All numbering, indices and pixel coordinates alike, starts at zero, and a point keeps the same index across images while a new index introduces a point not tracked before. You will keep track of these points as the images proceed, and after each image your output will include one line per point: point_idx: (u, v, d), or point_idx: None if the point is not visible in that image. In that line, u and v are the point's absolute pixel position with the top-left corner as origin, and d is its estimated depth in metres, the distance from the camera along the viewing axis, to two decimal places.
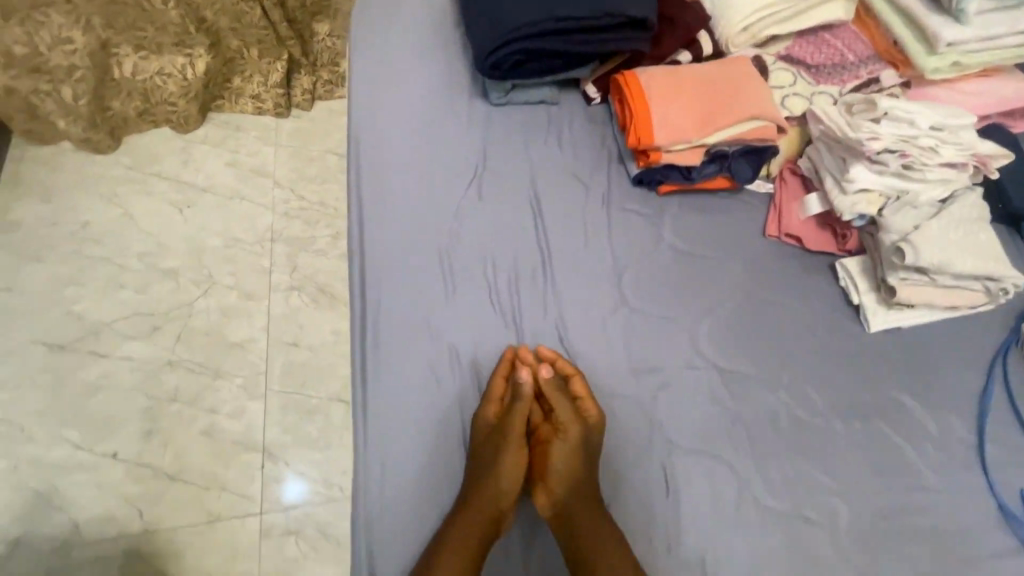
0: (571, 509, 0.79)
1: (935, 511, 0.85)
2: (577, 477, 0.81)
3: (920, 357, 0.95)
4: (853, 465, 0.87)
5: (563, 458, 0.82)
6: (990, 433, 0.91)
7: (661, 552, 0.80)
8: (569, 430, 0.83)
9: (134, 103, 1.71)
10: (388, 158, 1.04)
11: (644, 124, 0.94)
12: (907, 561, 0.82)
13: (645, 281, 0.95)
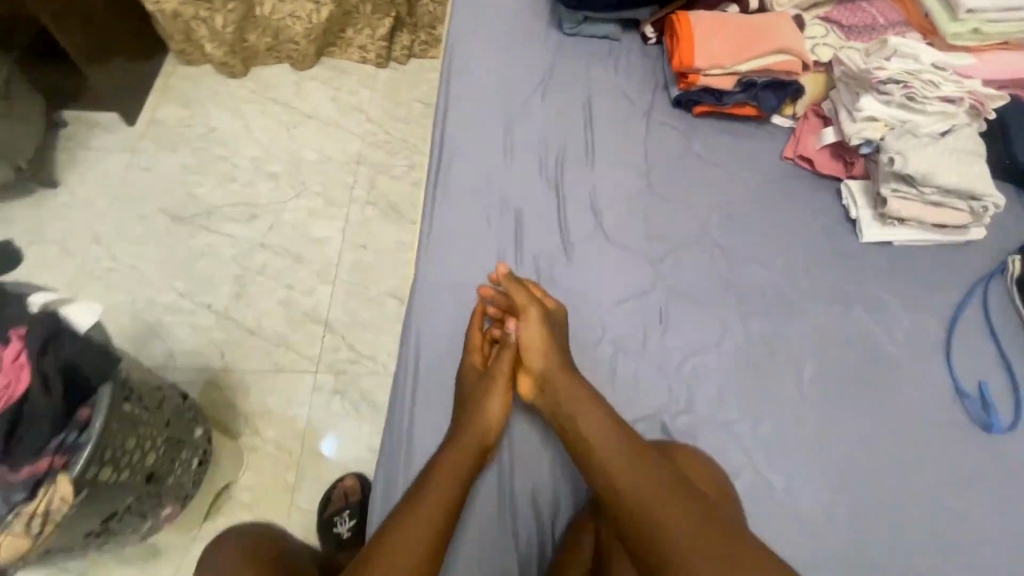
0: (552, 387, 0.81)
1: (918, 408, 0.88)
2: (545, 355, 0.82)
3: (930, 279, 0.98)
4: (839, 357, 0.91)
5: (528, 340, 0.83)
6: (982, 352, 0.93)
7: (645, 390, 0.83)
8: (527, 311, 0.85)
9: (266, 39, 2.03)
10: (472, 49, 1.15)
11: (687, 47, 1.03)
12: (875, 443, 0.85)
13: (669, 174, 1.03)
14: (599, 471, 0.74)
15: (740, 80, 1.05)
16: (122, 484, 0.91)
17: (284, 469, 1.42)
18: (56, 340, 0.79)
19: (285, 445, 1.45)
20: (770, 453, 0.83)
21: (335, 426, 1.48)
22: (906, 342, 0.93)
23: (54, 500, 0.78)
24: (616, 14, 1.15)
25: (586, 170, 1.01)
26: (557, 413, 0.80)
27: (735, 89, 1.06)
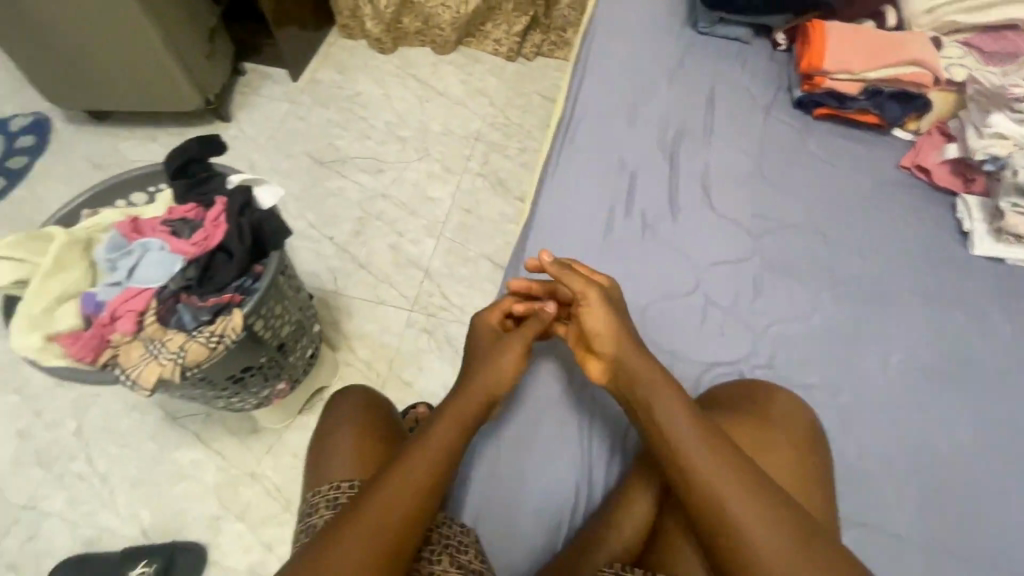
0: (621, 367, 0.81)
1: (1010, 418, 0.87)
2: (614, 339, 0.83)
3: None
4: (929, 355, 0.92)
5: (594, 325, 0.84)
6: None
7: (731, 336, 0.88)
8: (585, 295, 0.86)
9: (417, 23, 2.28)
10: (611, 36, 1.28)
11: (819, 49, 1.10)
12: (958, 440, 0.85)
13: (780, 162, 1.09)
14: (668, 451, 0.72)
15: (866, 88, 1.11)
16: (263, 340, 1.08)
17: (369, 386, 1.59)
18: (249, 208, 1.01)
19: (374, 367, 1.62)
20: (847, 423, 0.85)
21: (419, 359, 1.63)
22: (1003, 353, 0.92)
23: (227, 328, 0.93)
24: (750, 19, 1.24)
25: (700, 148, 1.10)
26: (635, 397, 0.79)
27: (860, 96, 1.11)
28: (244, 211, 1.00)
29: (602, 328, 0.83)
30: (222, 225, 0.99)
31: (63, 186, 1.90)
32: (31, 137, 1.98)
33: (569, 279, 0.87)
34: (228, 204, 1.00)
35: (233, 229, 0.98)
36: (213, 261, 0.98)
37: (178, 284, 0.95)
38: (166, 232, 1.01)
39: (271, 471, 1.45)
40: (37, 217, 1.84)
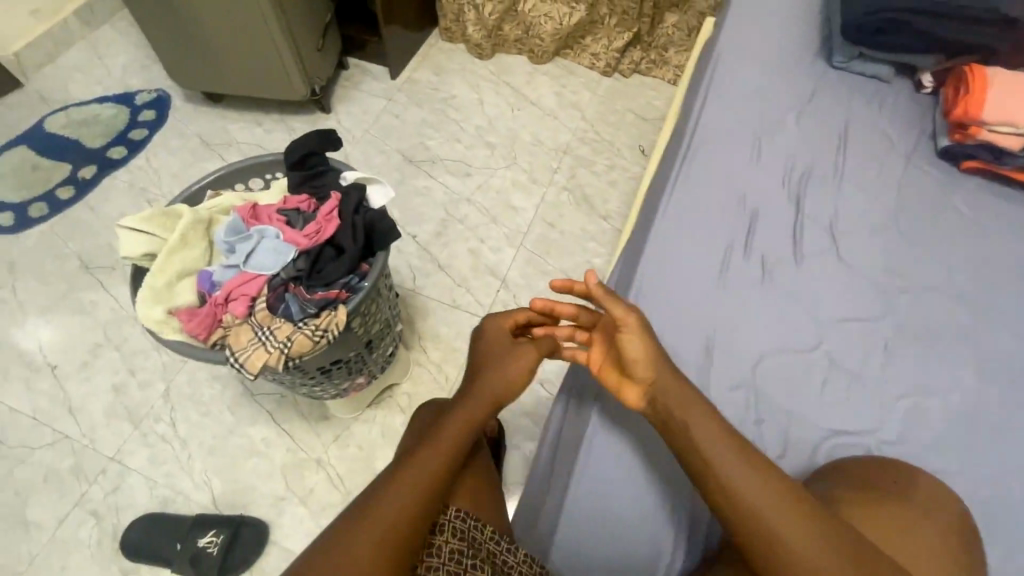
0: (659, 398, 0.76)
1: None
2: (651, 367, 0.77)
3: None
4: None
5: (631, 352, 0.78)
6: None
7: (852, 408, 0.81)
8: (625, 322, 0.80)
9: (517, 31, 2.29)
10: (736, 65, 1.22)
11: (977, 98, 1.01)
12: None
13: (919, 218, 1.00)
14: (726, 502, 0.67)
15: None
16: (354, 336, 1.10)
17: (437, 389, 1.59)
18: (362, 208, 1.03)
19: (444, 370, 1.62)
20: (1001, 521, 0.73)
21: None
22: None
23: (332, 323, 0.95)
24: (895, 57, 1.15)
25: (829, 193, 1.03)
26: (673, 429, 0.73)
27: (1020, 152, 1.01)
28: (358, 211, 1.02)
29: (640, 356, 0.77)
30: (337, 221, 1.01)
31: (175, 161, 2.03)
32: (152, 112, 2.12)
33: (610, 303, 0.81)
34: (344, 202, 1.03)
35: (347, 227, 1.01)
36: (325, 255, 1.00)
37: (290, 275, 0.97)
38: (282, 222, 1.04)
39: (336, 461, 1.48)
40: (150, 188, 1.97)
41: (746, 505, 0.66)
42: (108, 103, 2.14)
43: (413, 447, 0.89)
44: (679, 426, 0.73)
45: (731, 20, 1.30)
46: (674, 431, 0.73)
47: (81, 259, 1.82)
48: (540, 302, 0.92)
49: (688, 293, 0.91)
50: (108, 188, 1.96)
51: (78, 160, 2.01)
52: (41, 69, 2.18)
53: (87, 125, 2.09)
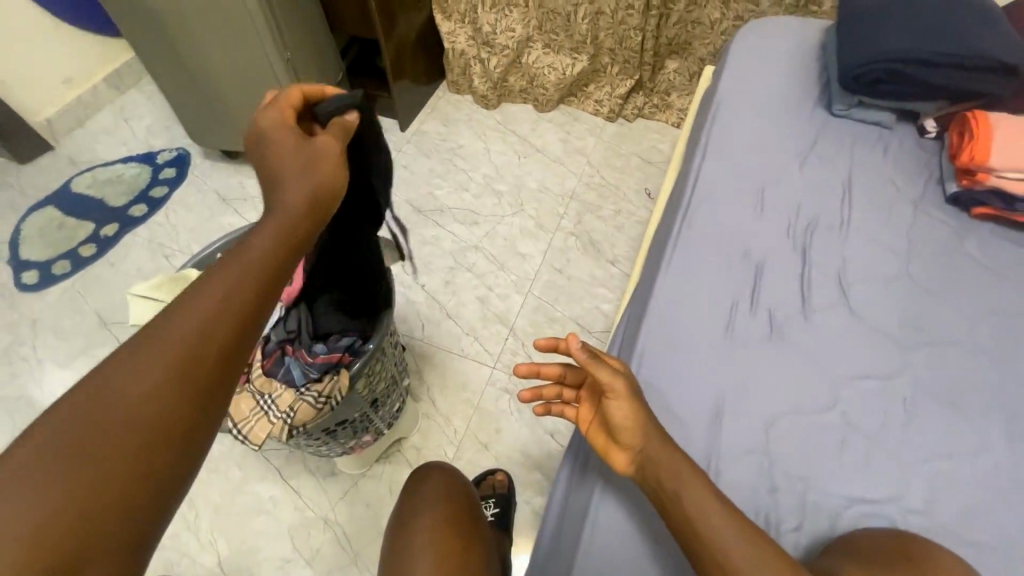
0: (646, 464, 0.74)
1: None
2: (640, 431, 0.75)
3: None
4: None
5: (621, 420, 0.76)
6: None
7: (872, 470, 0.77)
8: (614, 388, 0.77)
9: (522, 82, 2.36)
10: (737, 115, 1.22)
11: (983, 146, 0.99)
12: None
13: (933, 265, 0.97)
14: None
15: None
16: (358, 397, 1.10)
17: (446, 442, 1.57)
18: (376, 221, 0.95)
19: (452, 423, 1.60)
20: None
21: (497, 420, 1.59)
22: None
23: (334, 389, 0.96)
24: (896, 105, 1.15)
25: (837, 241, 1.01)
26: (664, 495, 0.71)
27: None
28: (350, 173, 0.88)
29: (629, 422, 0.75)
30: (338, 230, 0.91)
31: (192, 217, 2.10)
32: (172, 170, 2.21)
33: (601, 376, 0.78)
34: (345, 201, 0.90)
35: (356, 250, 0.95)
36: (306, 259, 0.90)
37: (282, 337, 1.00)
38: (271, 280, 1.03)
39: (343, 518, 1.45)
40: (168, 244, 2.03)
41: None
42: (132, 163, 2.23)
43: (406, 521, 0.86)
44: (662, 482, 0.71)
45: (729, 72, 1.32)
46: (668, 498, 0.70)
47: (100, 314, 1.86)
48: (519, 367, 0.87)
49: (693, 350, 0.89)
50: (128, 245, 2.03)
51: (101, 219, 2.08)
52: (72, 132, 2.30)
53: (111, 184, 2.18)
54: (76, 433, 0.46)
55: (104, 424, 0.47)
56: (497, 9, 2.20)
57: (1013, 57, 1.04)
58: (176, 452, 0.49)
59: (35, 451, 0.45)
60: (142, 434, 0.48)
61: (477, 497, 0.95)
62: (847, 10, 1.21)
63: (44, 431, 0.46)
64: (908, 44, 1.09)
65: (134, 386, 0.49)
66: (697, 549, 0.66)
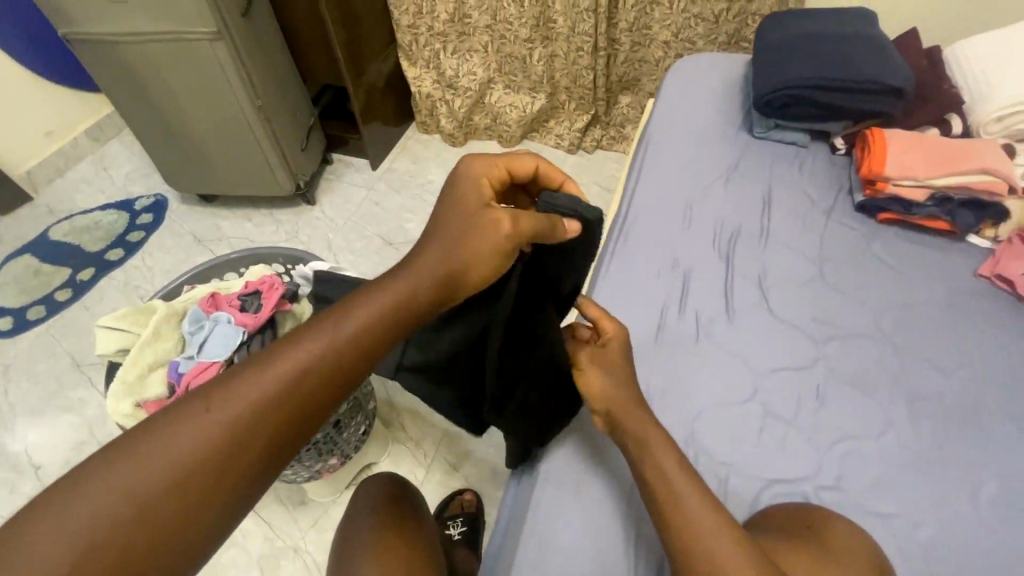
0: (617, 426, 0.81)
1: None
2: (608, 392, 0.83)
3: None
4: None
5: (590, 382, 0.84)
6: None
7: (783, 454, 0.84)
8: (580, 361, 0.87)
9: (486, 120, 2.49)
10: (670, 141, 1.34)
11: (878, 158, 1.10)
12: None
13: (842, 267, 1.07)
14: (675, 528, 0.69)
15: (933, 194, 1.08)
16: None
17: (417, 466, 1.59)
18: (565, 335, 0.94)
19: (422, 446, 1.63)
20: (930, 558, 0.76)
21: (466, 441, 1.63)
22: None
23: None
24: (807, 125, 1.27)
25: (758, 249, 1.11)
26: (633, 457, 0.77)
27: (927, 202, 1.08)
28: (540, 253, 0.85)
29: (601, 390, 0.83)
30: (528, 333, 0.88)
31: (169, 258, 2.15)
32: (149, 214, 2.28)
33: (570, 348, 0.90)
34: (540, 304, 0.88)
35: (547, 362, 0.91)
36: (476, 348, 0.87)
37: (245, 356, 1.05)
38: (237, 306, 1.11)
39: (313, 546, 1.46)
40: (143, 284, 2.07)
41: (693, 528, 0.67)
42: (109, 209, 2.30)
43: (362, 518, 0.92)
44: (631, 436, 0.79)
45: (664, 102, 1.44)
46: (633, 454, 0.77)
47: (73, 356, 1.89)
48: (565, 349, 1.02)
49: None
50: (104, 288, 2.07)
51: (77, 264, 2.13)
52: (51, 182, 2.37)
53: (89, 231, 2.24)
54: (125, 479, 0.51)
55: (145, 480, 0.51)
56: (459, 55, 2.36)
57: (900, 80, 1.16)
58: (198, 529, 0.52)
59: (89, 481, 0.50)
60: (174, 503, 0.51)
61: (417, 494, 1.02)
62: (760, 45, 1.35)
63: (105, 463, 0.52)
64: (810, 71, 1.22)
65: (180, 457, 0.52)
66: (660, 503, 0.71)
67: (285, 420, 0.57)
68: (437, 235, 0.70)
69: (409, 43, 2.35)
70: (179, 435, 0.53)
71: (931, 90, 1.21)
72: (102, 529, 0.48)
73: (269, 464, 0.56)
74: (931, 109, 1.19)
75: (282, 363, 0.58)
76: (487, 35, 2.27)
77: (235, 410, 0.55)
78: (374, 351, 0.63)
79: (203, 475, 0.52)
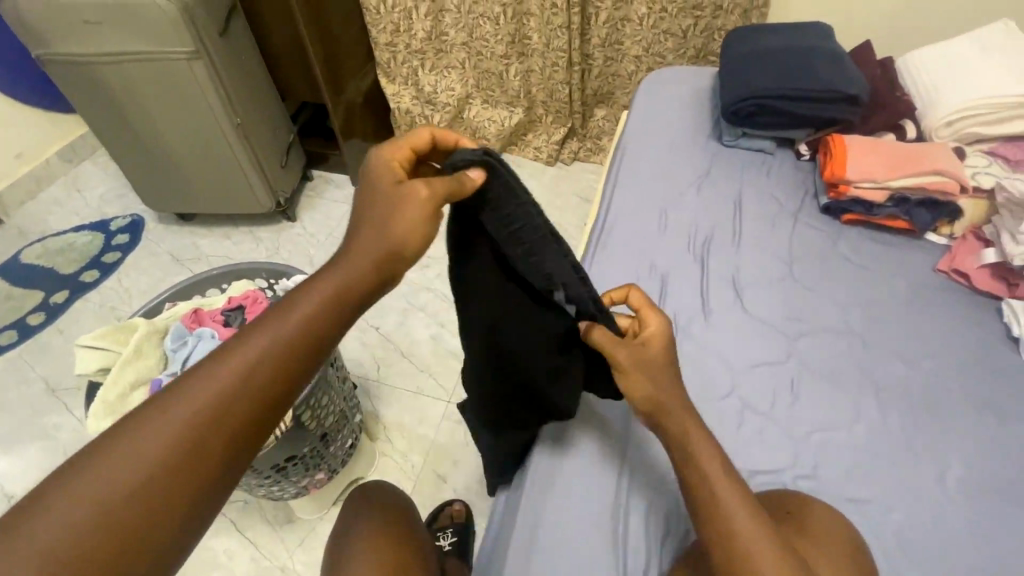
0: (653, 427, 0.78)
1: None
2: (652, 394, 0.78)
3: None
4: (988, 465, 0.86)
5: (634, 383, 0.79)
6: None
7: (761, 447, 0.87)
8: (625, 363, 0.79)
9: (466, 134, 2.53)
10: (644, 151, 1.39)
11: (840, 162, 1.16)
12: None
13: (810, 266, 1.12)
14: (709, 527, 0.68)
15: (892, 195, 1.14)
16: (307, 431, 1.15)
17: (405, 479, 1.59)
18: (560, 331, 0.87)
19: (410, 458, 1.62)
20: (903, 540, 0.79)
21: (454, 452, 1.63)
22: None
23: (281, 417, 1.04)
24: (773, 133, 1.33)
25: (731, 251, 1.15)
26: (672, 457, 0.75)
27: (886, 203, 1.14)
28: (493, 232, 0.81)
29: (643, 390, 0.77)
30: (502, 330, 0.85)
31: (146, 278, 2.13)
32: (126, 235, 2.25)
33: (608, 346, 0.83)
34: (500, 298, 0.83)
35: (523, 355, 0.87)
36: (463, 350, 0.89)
37: None
38: (221, 322, 1.11)
39: (301, 565, 1.44)
40: (120, 305, 2.04)
41: (728, 528, 0.67)
42: (83, 230, 2.27)
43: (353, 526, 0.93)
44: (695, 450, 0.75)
45: (638, 114, 1.50)
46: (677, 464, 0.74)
47: (47, 381, 1.84)
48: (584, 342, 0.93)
49: None
50: (78, 310, 2.03)
51: (51, 287, 2.09)
52: (22, 205, 2.33)
53: (62, 253, 2.20)
54: (86, 491, 0.50)
55: (109, 488, 0.51)
56: (437, 71, 2.40)
57: (857, 89, 1.23)
58: (172, 530, 0.52)
59: (49, 498, 0.50)
60: (142, 506, 0.51)
61: (409, 504, 1.02)
62: (726, 58, 1.42)
63: (64, 478, 0.51)
64: (773, 82, 1.28)
65: (142, 462, 0.52)
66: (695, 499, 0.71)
67: (246, 414, 0.57)
68: (366, 220, 0.69)
69: (387, 60, 2.39)
70: (136, 441, 0.53)
71: (885, 98, 1.28)
72: (71, 545, 0.48)
73: (237, 459, 0.57)
74: (886, 116, 1.26)
75: (232, 359, 0.58)
76: (464, 52, 2.32)
77: (193, 409, 0.55)
78: (327, 336, 0.64)
79: (169, 477, 0.53)
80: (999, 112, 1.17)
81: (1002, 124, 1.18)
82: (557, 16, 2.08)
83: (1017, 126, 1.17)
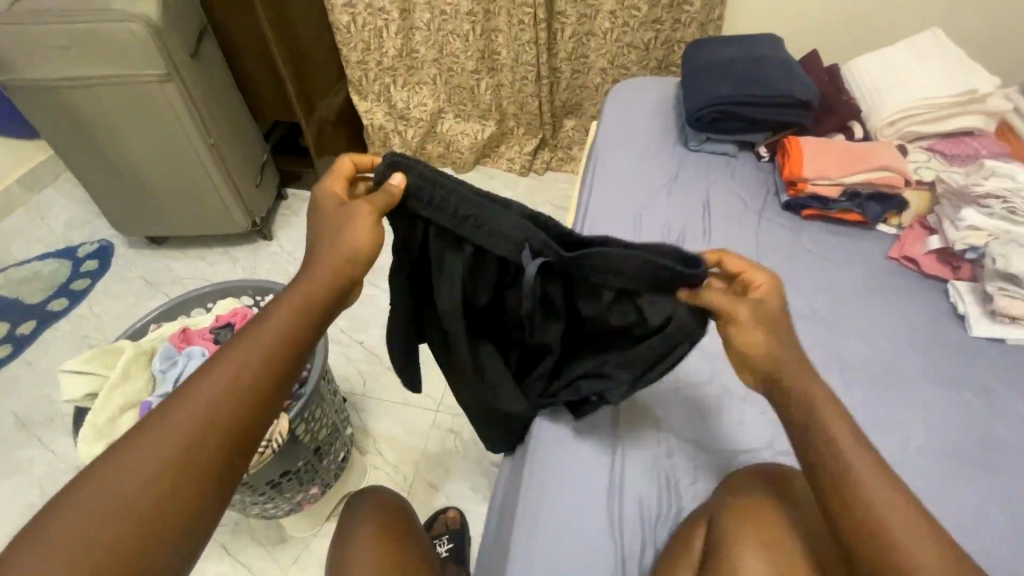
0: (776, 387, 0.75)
1: None
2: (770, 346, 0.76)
3: None
4: (944, 433, 0.93)
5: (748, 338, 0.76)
6: None
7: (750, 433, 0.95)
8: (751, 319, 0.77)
9: (440, 148, 2.57)
10: (615, 158, 1.46)
11: (796, 163, 1.25)
12: (984, 522, 0.84)
13: (777, 259, 1.19)
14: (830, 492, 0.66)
15: (845, 190, 1.23)
16: (300, 445, 1.16)
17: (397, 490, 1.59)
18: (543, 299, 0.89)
19: (402, 469, 1.63)
20: None
21: (445, 460, 1.64)
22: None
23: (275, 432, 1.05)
24: (734, 137, 1.42)
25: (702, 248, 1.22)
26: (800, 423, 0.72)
27: (840, 198, 1.23)
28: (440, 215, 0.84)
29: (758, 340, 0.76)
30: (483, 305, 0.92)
31: (119, 305, 2.08)
32: (95, 261, 2.20)
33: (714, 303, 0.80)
34: (484, 272, 0.88)
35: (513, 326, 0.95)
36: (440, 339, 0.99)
37: None
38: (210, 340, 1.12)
39: None
40: (92, 333, 1.99)
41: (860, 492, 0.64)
42: (50, 259, 2.21)
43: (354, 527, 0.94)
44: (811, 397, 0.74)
45: (607, 124, 1.57)
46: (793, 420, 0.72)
47: (17, 415, 1.78)
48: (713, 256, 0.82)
49: None
50: (48, 340, 1.97)
51: (18, 318, 2.03)
52: None
53: (28, 282, 2.13)
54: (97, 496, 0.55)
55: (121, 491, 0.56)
56: (409, 88, 2.44)
57: (807, 94, 1.33)
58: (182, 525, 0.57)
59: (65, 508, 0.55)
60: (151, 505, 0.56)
61: (409, 509, 1.05)
62: (687, 70, 1.51)
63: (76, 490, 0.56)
64: (731, 90, 1.37)
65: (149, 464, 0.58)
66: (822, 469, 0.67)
67: (235, 416, 0.64)
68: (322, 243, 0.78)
69: (359, 78, 2.42)
70: (137, 453, 0.58)
71: (833, 101, 1.39)
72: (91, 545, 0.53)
73: (238, 456, 0.63)
74: (835, 118, 1.37)
75: (218, 367, 0.65)
76: (434, 68, 2.38)
77: (187, 415, 0.61)
78: (304, 340, 0.73)
79: (174, 477, 0.58)
80: (934, 112, 1.28)
81: (937, 122, 1.29)
82: (524, 32, 2.16)
83: (950, 124, 1.28)
